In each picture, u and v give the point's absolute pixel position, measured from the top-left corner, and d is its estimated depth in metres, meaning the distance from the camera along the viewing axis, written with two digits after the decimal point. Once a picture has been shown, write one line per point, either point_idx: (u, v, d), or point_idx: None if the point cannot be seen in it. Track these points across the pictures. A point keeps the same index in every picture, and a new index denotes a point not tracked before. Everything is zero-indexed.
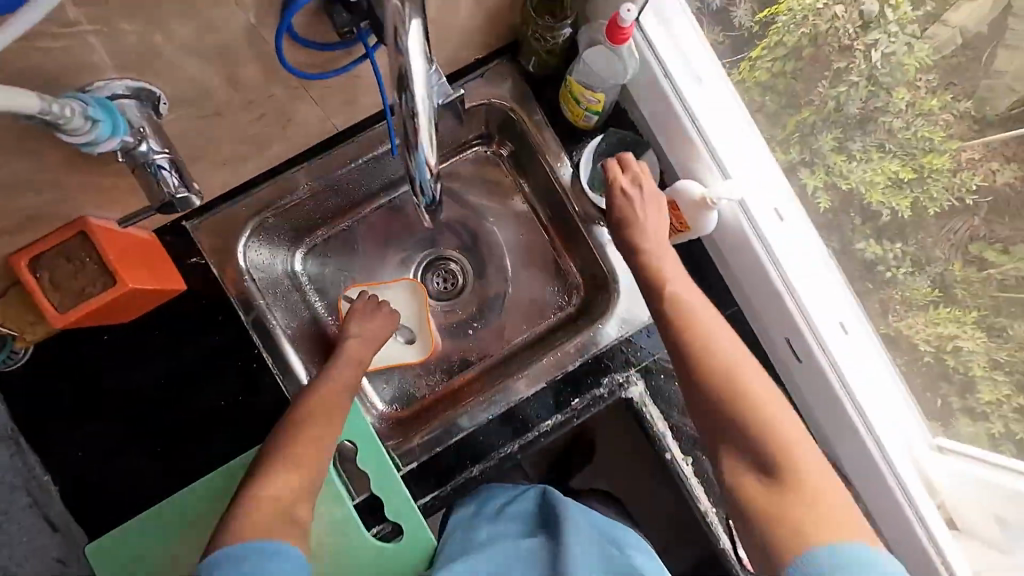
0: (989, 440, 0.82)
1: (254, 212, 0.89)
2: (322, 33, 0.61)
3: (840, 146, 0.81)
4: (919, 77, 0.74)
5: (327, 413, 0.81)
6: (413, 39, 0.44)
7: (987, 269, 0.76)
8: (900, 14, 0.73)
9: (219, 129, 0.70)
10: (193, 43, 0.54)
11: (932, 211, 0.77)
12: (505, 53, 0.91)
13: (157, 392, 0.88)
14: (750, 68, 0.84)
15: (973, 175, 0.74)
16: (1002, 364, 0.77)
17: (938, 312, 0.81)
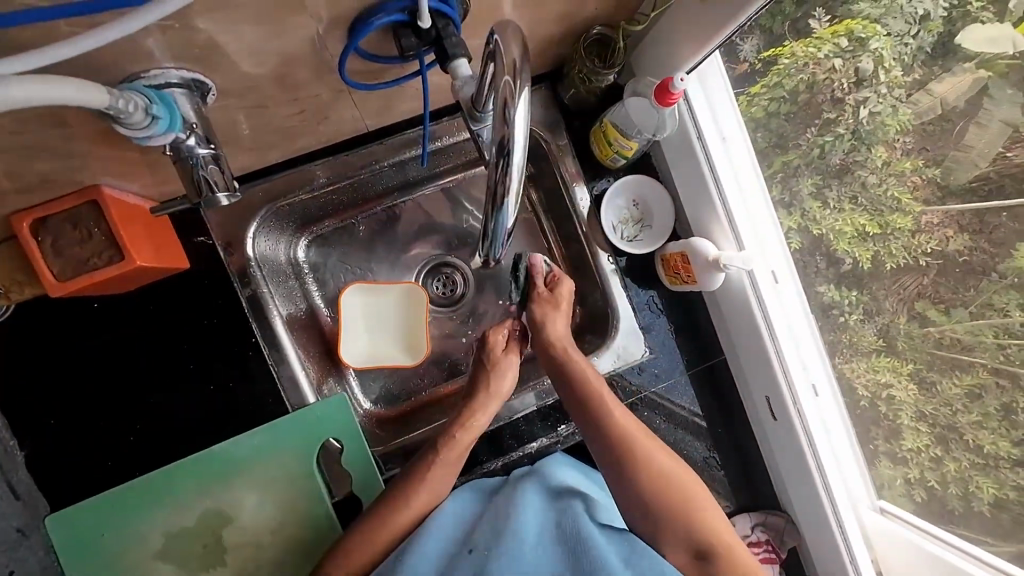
0: (906, 483, 0.89)
1: (269, 200, 0.87)
2: (384, 50, 0.61)
3: (817, 192, 0.87)
4: (896, 139, 0.77)
5: (455, 463, 0.84)
6: (519, 110, 0.43)
7: (927, 326, 0.80)
8: (891, 76, 0.76)
9: (257, 118, 0.69)
10: (257, 44, 0.54)
11: (889, 265, 0.81)
12: (543, 80, 0.92)
13: (144, 367, 0.86)
14: (748, 103, 0.90)
15: (930, 239, 0.77)
16: (926, 416, 0.83)
17: (879, 360, 0.87)
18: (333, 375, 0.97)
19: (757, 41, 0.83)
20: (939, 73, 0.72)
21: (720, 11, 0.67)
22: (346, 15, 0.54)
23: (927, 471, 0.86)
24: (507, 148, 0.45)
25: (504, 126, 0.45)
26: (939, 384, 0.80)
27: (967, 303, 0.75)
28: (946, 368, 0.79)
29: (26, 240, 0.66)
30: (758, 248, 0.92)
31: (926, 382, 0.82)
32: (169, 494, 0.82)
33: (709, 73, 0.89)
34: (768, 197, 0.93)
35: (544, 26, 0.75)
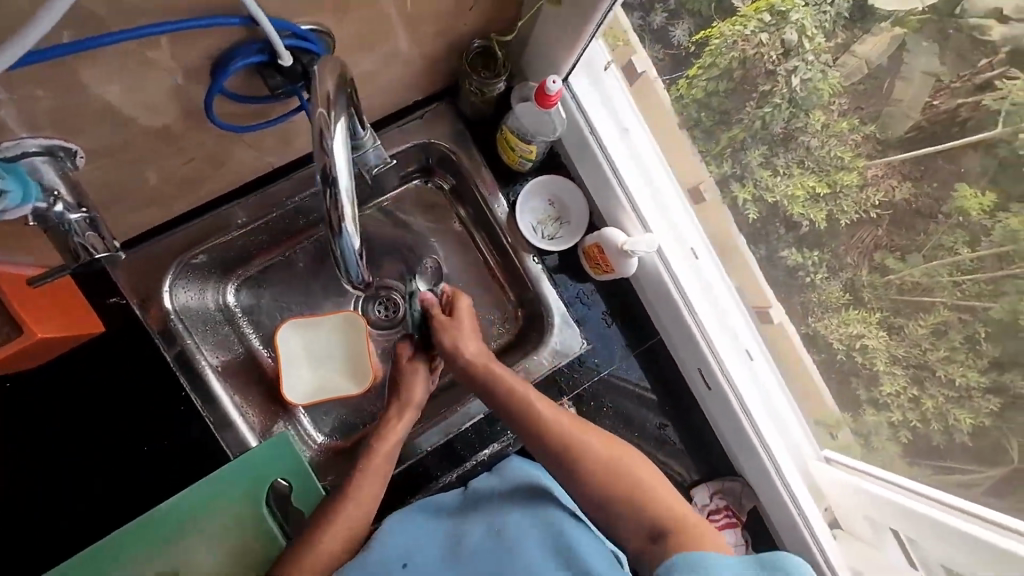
0: (890, 428, 0.89)
1: (182, 250, 0.86)
2: (255, 90, 0.62)
3: (766, 162, 0.87)
4: (832, 101, 0.80)
5: (381, 478, 0.83)
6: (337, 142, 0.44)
7: (889, 274, 0.83)
8: (815, 44, 0.77)
9: (144, 173, 0.68)
10: (116, 104, 0.54)
11: (844, 222, 0.83)
12: (443, 96, 0.95)
13: (70, 440, 0.83)
14: (688, 85, 0.88)
15: (877, 191, 0.81)
16: (900, 359, 0.85)
17: (848, 313, 0.88)
18: (282, 416, 0.95)
19: (687, 25, 0.83)
20: (860, 35, 0.75)
21: (582, 12, 0.71)
22: (202, 63, 0.54)
23: (909, 412, 0.86)
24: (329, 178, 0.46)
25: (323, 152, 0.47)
26: (907, 327, 0.83)
27: (919, 247, 0.80)
28: (910, 312, 0.82)
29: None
30: (665, 226, 0.96)
31: (894, 327, 0.84)
32: (102, 569, 0.77)
33: (596, 63, 0.92)
34: (706, 175, 0.94)
35: (426, 45, 0.76)
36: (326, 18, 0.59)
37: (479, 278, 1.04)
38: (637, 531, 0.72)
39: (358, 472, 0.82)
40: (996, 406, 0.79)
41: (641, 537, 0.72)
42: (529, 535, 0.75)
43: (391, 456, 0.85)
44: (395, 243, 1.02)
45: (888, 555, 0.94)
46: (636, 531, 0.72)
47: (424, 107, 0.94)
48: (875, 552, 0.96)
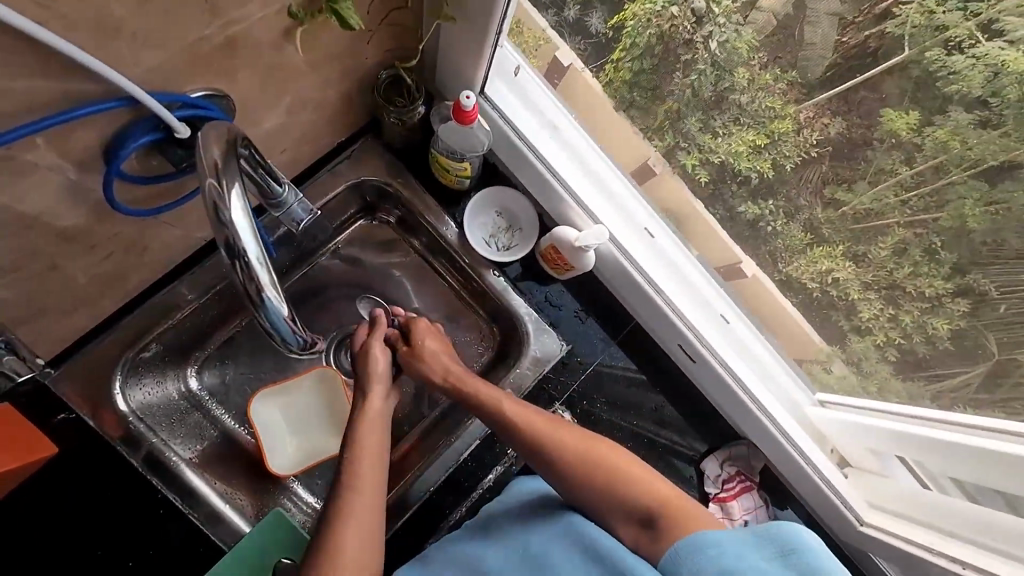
0: (877, 349, 0.88)
1: (126, 347, 0.81)
2: (160, 168, 0.58)
3: (705, 126, 0.87)
4: (752, 57, 0.79)
5: (377, 499, 0.76)
6: (232, 209, 0.44)
7: (842, 207, 0.83)
8: (723, 6, 0.77)
9: (62, 277, 0.64)
10: (7, 214, 0.51)
11: (789, 165, 0.84)
12: (368, 132, 0.93)
13: (47, 573, 0.77)
14: (614, 69, 0.88)
15: (813, 131, 0.81)
16: (871, 285, 0.84)
17: (816, 251, 0.87)
18: (273, 491, 0.90)
19: (600, 13, 0.84)
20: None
21: (478, 29, 0.70)
22: (93, 154, 0.52)
23: (891, 331, 0.85)
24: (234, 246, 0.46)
25: (225, 226, 0.44)
26: (871, 252, 0.83)
27: (863, 174, 0.80)
28: (869, 236, 0.82)
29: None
30: (614, 215, 0.96)
31: (859, 255, 0.84)
32: None
33: (509, 71, 0.91)
34: (653, 151, 0.94)
35: (332, 86, 0.75)
36: (218, 81, 0.57)
37: (448, 303, 1.02)
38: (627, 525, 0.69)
39: (342, 500, 0.74)
40: (966, 307, 0.78)
41: (632, 530, 0.68)
42: (553, 544, 0.68)
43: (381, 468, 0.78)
44: (352, 287, 0.99)
45: (897, 481, 0.94)
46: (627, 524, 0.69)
47: (349, 146, 0.92)
48: (884, 481, 0.96)
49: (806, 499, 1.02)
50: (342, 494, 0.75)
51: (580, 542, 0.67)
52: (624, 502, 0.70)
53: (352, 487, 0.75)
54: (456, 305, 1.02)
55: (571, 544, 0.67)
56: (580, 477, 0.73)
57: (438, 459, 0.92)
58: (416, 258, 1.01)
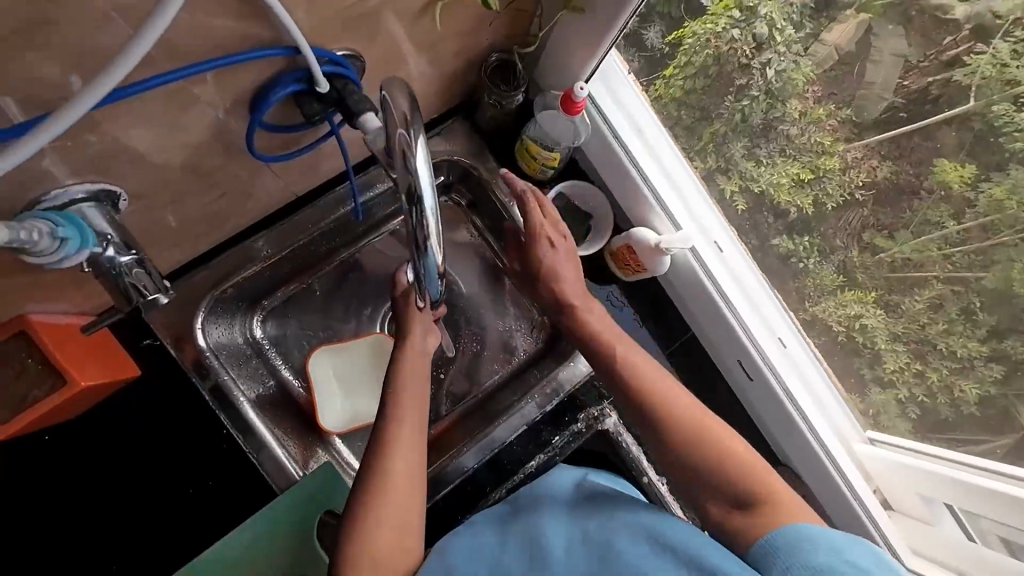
0: (897, 403, 0.92)
1: (210, 286, 0.85)
2: (289, 118, 0.62)
3: (749, 153, 0.90)
4: (806, 90, 0.82)
5: (417, 454, 0.70)
6: (420, 158, 0.42)
7: (879, 253, 0.85)
8: (785, 35, 0.80)
9: (180, 211, 0.68)
10: (161, 143, 0.54)
11: (830, 206, 0.86)
12: (459, 112, 0.96)
13: (114, 491, 0.81)
14: (665, 86, 0.92)
15: (859, 172, 0.83)
16: (899, 336, 0.87)
17: (844, 295, 0.91)
18: (318, 445, 0.92)
19: (659, 27, 0.85)
20: (828, 24, 0.76)
21: (605, 19, 0.71)
22: (243, 97, 0.55)
23: (915, 387, 0.88)
24: (417, 197, 0.44)
25: (409, 176, 0.44)
26: (903, 304, 0.85)
27: (907, 223, 0.81)
28: (905, 287, 0.84)
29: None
30: (693, 224, 0.96)
31: (891, 304, 0.87)
32: None
33: (612, 73, 0.92)
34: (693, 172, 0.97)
35: (445, 63, 0.77)
36: (359, 44, 0.59)
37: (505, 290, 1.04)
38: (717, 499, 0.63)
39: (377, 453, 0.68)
40: (999, 373, 0.80)
41: (722, 505, 0.62)
42: (621, 538, 0.60)
43: (418, 422, 0.73)
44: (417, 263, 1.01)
45: (942, 531, 0.92)
46: (716, 497, 0.63)
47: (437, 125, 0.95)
48: (927, 529, 0.94)
49: None
50: (377, 449, 0.69)
51: (645, 529, 0.60)
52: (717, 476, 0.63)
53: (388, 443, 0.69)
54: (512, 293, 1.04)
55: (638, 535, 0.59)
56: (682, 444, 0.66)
57: (479, 442, 0.93)
58: (479, 242, 1.04)
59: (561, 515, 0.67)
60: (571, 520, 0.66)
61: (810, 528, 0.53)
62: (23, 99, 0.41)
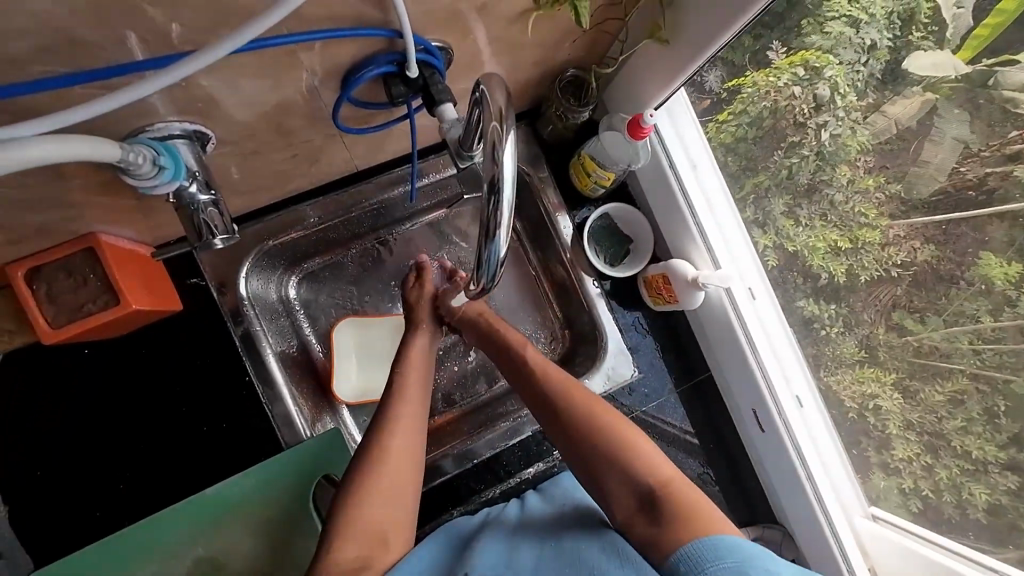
0: (900, 492, 0.91)
1: (259, 239, 0.88)
2: (374, 95, 0.65)
3: (790, 211, 0.91)
4: (859, 158, 0.81)
5: (411, 453, 0.73)
6: (505, 155, 0.46)
7: (905, 335, 0.82)
8: (847, 101, 0.80)
9: (253, 163, 0.72)
10: (259, 96, 0.57)
11: (863, 278, 0.84)
12: (524, 118, 0.98)
13: (135, 415, 0.85)
14: (717, 129, 0.95)
15: (897, 251, 0.80)
16: (913, 425, 0.85)
17: (862, 371, 0.90)
18: (327, 411, 0.95)
19: (719, 72, 0.87)
20: (890, 97, 0.76)
21: (682, 59, 0.73)
22: (339, 69, 0.58)
23: (921, 480, 0.87)
24: (497, 187, 0.46)
25: (493, 166, 0.47)
26: (923, 391, 0.82)
27: (940, 311, 0.78)
28: (928, 376, 0.81)
29: (31, 305, 0.68)
30: (732, 267, 0.96)
31: (909, 390, 0.84)
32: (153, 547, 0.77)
33: (677, 106, 0.95)
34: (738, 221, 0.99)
35: (522, 70, 0.81)
36: (453, 38, 0.63)
37: (530, 297, 1.05)
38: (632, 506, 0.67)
39: (377, 448, 0.72)
40: (1013, 484, 0.76)
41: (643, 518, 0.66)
42: (590, 552, 0.67)
43: (419, 424, 0.77)
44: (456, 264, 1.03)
45: None
46: (632, 504, 0.67)
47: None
48: None
49: None
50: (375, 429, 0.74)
51: (614, 549, 0.67)
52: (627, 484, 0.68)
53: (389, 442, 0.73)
54: (538, 301, 1.05)
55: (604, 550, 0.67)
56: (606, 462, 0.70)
57: (467, 446, 0.95)
58: (515, 245, 1.05)
59: (541, 523, 0.74)
60: (548, 529, 0.73)
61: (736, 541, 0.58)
62: (159, 38, 0.44)
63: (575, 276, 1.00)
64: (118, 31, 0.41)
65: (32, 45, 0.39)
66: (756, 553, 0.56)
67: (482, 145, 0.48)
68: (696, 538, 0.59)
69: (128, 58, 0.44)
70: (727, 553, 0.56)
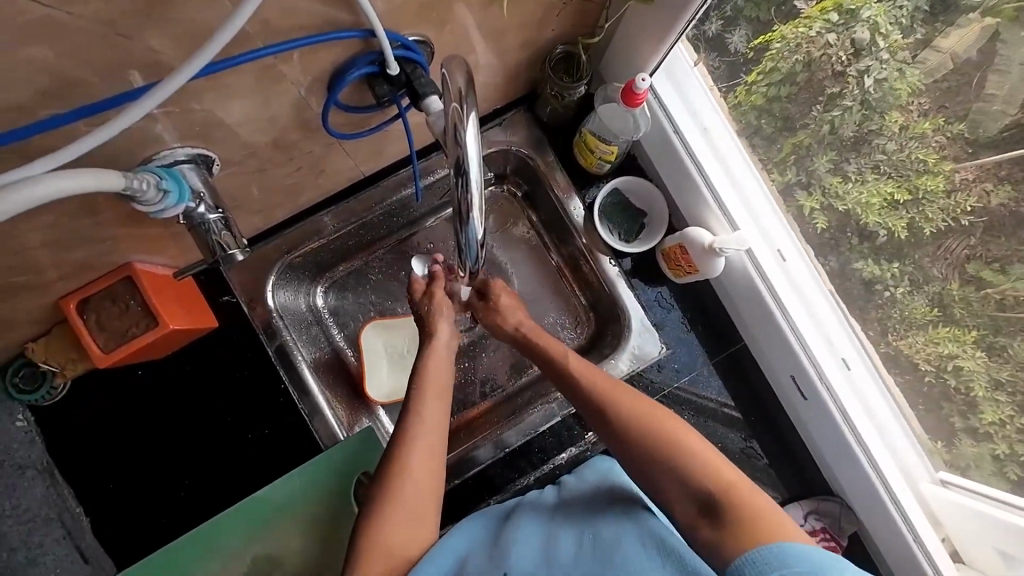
0: (995, 461, 0.83)
1: (281, 252, 0.92)
2: (362, 100, 0.67)
3: (836, 168, 0.84)
4: (910, 102, 0.75)
5: (436, 461, 0.72)
6: (469, 133, 0.46)
7: (985, 288, 0.76)
8: (890, 41, 0.73)
9: (261, 181, 0.76)
10: (252, 114, 0.60)
11: (929, 231, 0.78)
12: (521, 103, 0.97)
13: (187, 429, 0.91)
14: (747, 92, 0.87)
15: (968, 197, 0.74)
16: (1004, 385, 0.78)
17: (937, 331, 0.82)
18: (362, 412, 0.98)
19: (744, 32, 0.81)
20: (942, 29, 0.70)
21: (671, 14, 0.70)
22: (322, 77, 0.60)
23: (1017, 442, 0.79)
24: (463, 166, 0.48)
25: (457, 147, 0.48)
26: (1011, 347, 0.76)
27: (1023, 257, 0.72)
28: (1015, 330, 0.75)
29: (85, 336, 0.75)
30: (755, 229, 0.91)
31: (995, 347, 0.78)
32: (213, 549, 0.83)
33: (676, 63, 0.90)
34: (770, 184, 0.92)
35: (511, 54, 0.80)
36: (429, 30, 0.63)
37: (548, 283, 1.04)
38: (680, 499, 0.64)
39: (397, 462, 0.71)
40: None
41: (688, 509, 0.63)
42: (628, 544, 0.64)
43: (442, 424, 0.76)
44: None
45: None
46: (685, 502, 0.63)
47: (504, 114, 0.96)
48: None
49: None
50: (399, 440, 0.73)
51: (654, 537, 0.64)
52: (674, 475, 0.64)
53: (409, 438, 0.73)
54: (557, 286, 1.04)
55: (646, 542, 0.64)
56: (658, 464, 0.66)
57: (495, 437, 0.95)
58: (530, 234, 1.05)
59: (582, 513, 0.72)
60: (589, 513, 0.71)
61: (799, 547, 0.54)
62: (145, 67, 0.47)
63: (592, 257, 0.98)
64: (106, 68, 0.45)
65: (31, 92, 0.43)
66: (822, 559, 0.53)
67: (447, 125, 0.49)
68: (765, 545, 0.56)
69: (116, 91, 0.47)
70: (795, 559, 0.53)
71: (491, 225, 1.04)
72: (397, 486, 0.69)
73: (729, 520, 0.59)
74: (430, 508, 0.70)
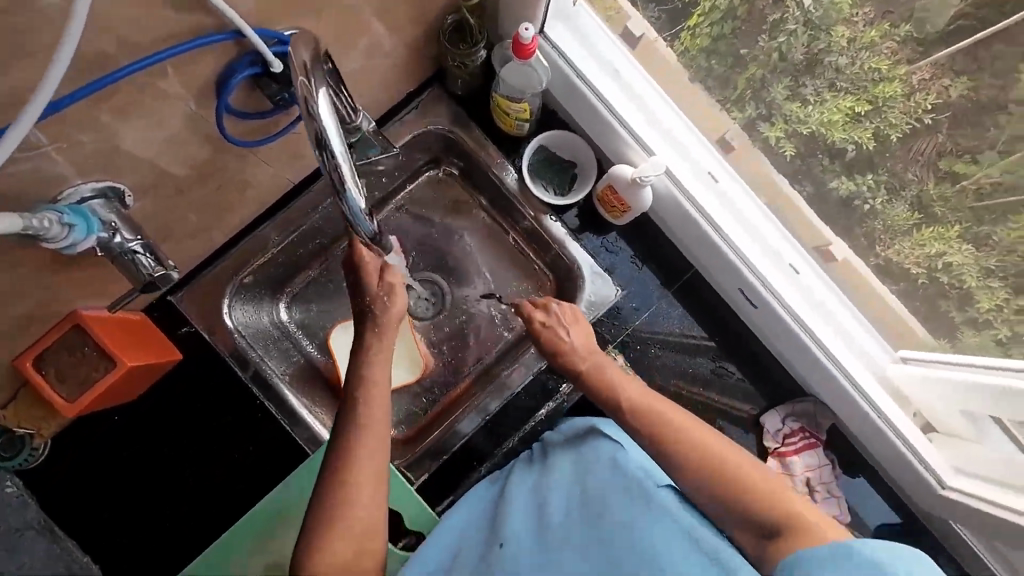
0: (999, 347, 0.78)
1: (230, 275, 0.93)
2: (256, 104, 0.68)
3: (794, 93, 0.80)
4: (854, 11, 0.71)
5: (381, 467, 0.65)
6: (319, 107, 0.49)
7: (961, 182, 0.73)
8: None
9: (184, 204, 0.76)
10: (147, 135, 0.61)
11: (895, 136, 0.75)
12: (432, 82, 0.98)
13: (175, 460, 0.93)
14: (692, 36, 0.84)
15: (927, 94, 0.70)
16: (994, 271, 0.75)
17: (922, 233, 0.79)
18: None
19: None
20: None
21: None
22: (205, 85, 0.61)
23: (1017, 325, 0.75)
24: (324, 141, 0.51)
25: (312, 121, 0.50)
26: (994, 235, 0.73)
27: (994, 143, 0.69)
28: (998, 216, 0.72)
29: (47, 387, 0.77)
30: (677, 159, 0.93)
31: (980, 237, 0.75)
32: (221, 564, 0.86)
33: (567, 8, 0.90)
34: (730, 123, 0.90)
35: (404, 31, 0.80)
36: (305, 21, 0.63)
37: (499, 249, 1.05)
38: (740, 528, 0.61)
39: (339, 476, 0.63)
40: None
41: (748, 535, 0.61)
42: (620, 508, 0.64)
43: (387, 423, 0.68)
44: (421, 245, 1.04)
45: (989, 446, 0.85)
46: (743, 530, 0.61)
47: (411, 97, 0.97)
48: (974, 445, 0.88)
49: (880, 461, 0.98)
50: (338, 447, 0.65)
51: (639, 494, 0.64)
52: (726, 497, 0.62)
53: (351, 444, 0.65)
54: (508, 250, 1.05)
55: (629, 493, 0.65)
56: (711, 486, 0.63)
57: (475, 406, 0.97)
58: (473, 205, 1.05)
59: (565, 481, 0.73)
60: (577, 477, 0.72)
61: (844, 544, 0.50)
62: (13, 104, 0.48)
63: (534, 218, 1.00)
64: None
65: None
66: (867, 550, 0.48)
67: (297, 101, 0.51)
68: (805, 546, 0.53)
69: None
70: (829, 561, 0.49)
71: (431, 206, 1.04)
72: (342, 497, 0.62)
73: (780, 535, 0.57)
74: (381, 514, 0.64)
